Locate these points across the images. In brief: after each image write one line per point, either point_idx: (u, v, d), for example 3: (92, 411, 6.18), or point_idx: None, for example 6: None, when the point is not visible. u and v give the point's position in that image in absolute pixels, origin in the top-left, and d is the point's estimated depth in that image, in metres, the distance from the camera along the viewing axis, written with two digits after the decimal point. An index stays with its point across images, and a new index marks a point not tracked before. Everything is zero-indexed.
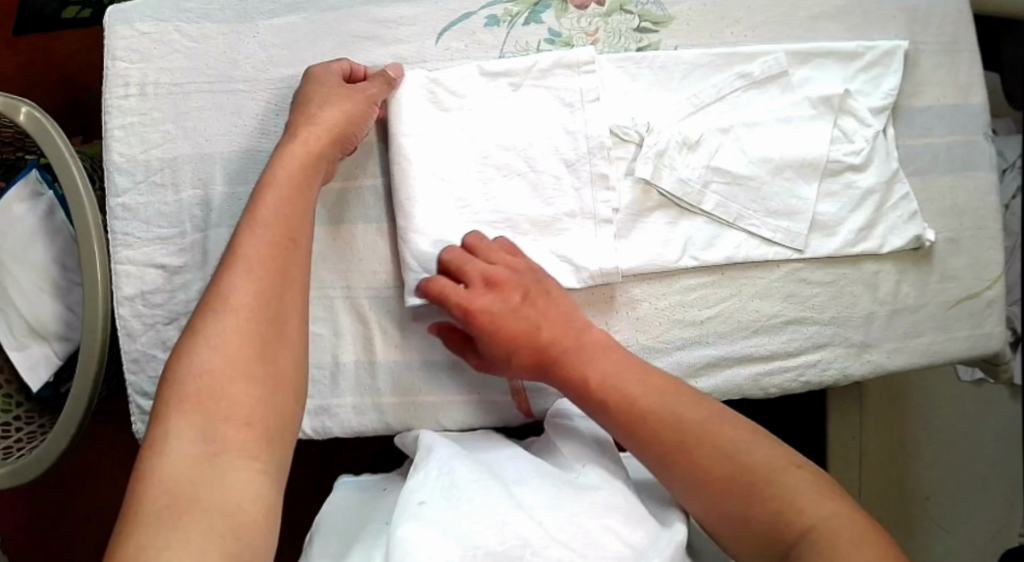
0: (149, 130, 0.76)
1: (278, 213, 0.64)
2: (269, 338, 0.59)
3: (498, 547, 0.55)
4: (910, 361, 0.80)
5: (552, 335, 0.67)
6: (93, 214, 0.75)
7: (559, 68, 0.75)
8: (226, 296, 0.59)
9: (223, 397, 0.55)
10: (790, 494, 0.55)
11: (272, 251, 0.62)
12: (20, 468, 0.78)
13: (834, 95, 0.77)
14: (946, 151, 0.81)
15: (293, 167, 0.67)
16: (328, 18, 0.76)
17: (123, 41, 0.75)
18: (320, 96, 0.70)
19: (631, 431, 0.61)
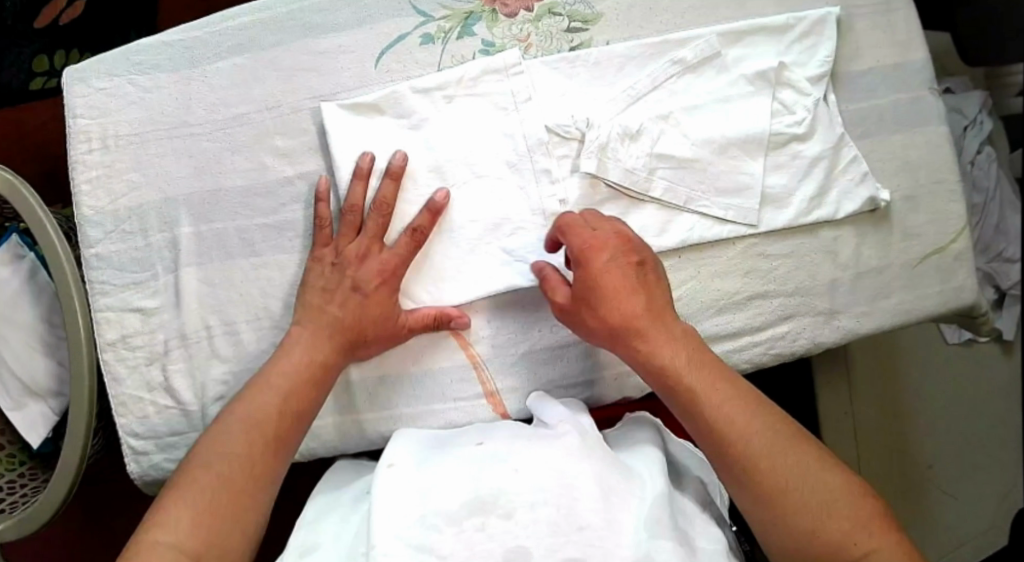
0: (114, 181, 0.79)
1: (293, 370, 0.71)
2: (257, 487, 0.65)
3: (474, 494, 0.62)
4: (881, 323, 0.80)
5: (660, 320, 0.67)
6: (71, 269, 0.79)
7: (488, 75, 0.77)
8: (236, 444, 0.66)
9: (215, 528, 0.61)
10: (822, 488, 0.60)
11: (282, 415, 0.69)
12: (28, 518, 0.82)
13: (769, 69, 0.78)
14: (893, 110, 0.82)
15: (324, 350, 0.73)
16: (271, 55, 0.79)
17: (82, 98, 0.79)
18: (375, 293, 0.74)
19: (727, 429, 0.62)
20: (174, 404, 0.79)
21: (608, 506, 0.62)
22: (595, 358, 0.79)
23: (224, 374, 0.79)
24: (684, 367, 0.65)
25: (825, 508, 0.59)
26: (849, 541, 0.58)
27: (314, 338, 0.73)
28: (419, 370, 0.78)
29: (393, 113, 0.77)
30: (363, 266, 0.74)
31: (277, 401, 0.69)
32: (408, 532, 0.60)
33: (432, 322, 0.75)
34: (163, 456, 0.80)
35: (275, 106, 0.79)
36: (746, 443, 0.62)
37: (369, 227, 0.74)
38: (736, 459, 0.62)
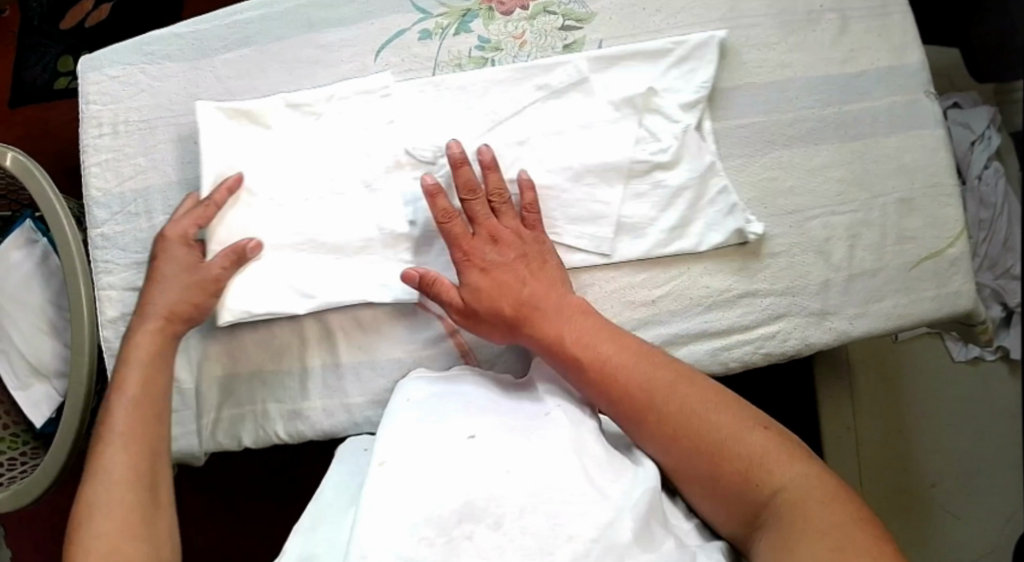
0: (122, 165, 0.82)
1: (152, 353, 0.72)
2: (151, 463, 0.68)
3: (462, 501, 0.60)
4: (875, 326, 0.79)
5: (545, 290, 0.71)
6: (80, 262, 0.83)
7: (473, 82, 0.79)
8: (106, 462, 0.66)
9: (138, 511, 0.64)
10: (722, 428, 0.61)
11: (136, 421, 0.68)
12: (22, 493, 0.84)
13: (636, 95, 0.77)
14: (887, 112, 0.81)
15: (156, 338, 0.73)
16: (276, 48, 0.82)
17: (94, 86, 0.83)
18: (172, 273, 0.74)
19: (608, 390, 0.65)
20: None
21: (605, 512, 0.59)
22: None
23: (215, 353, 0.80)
24: (568, 332, 0.69)
25: (726, 447, 0.61)
26: (752, 479, 0.60)
27: (150, 323, 0.73)
28: (407, 356, 0.79)
29: (375, 110, 0.79)
30: (175, 241, 0.75)
31: (144, 378, 0.71)
32: (402, 546, 0.57)
33: (233, 263, 0.74)
34: None
35: (278, 96, 0.81)
36: (638, 390, 0.64)
37: (194, 214, 0.75)
38: (636, 407, 0.64)
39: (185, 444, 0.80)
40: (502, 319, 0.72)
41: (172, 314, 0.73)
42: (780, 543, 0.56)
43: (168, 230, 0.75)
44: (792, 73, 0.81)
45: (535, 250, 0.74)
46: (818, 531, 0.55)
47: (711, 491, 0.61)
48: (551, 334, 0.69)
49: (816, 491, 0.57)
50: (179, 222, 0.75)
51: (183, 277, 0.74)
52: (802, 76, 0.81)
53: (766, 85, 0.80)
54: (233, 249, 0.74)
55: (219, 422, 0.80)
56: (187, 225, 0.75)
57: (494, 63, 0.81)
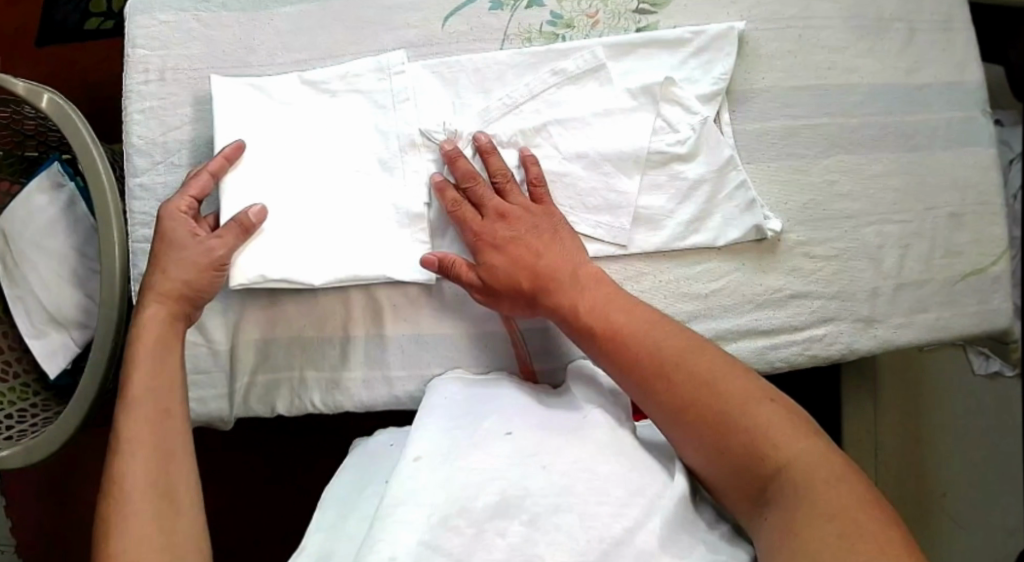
0: (168, 114, 0.79)
1: (157, 348, 0.68)
2: (167, 463, 0.62)
3: (498, 496, 0.59)
4: (918, 337, 0.80)
5: (557, 259, 0.70)
6: (118, 224, 0.79)
7: (541, 60, 0.77)
8: (119, 475, 0.60)
9: (155, 518, 0.59)
10: (735, 400, 0.59)
11: (145, 421, 0.64)
12: (37, 448, 0.80)
13: (654, 84, 0.76)
14: (944, 126, 0.82)
15: (159, 329, 0.69)
16: (339, 7, 0.79)
17: (143, 30, 0.80)
18: (174, 248, 0.71)
19: (615, 355, 0.64)
20: (203, 342, 0.77)
21: (634, 516, 0.59)
22: None
23: (256, 315, 0.77)
24: (581, 298, 0.67)
25: (735, 420, 0.58)
26: (762, 453, 0.57)
27: (157, 306, 0.69)
28: (452, 331, 0.78)
29: (441, 82, 0.78)
30: (174, 218, 0.71)
31: (147, 376, 0.66)
32: (423, 532, 0.56)
33: (241, 234, 0.72)
34: None
35: (338, 57, 0.79)
36: (646, 353, 0.62)
37: (190, 188, 0.72)
38: (644, 376, 0.62)
39: (215, 408, 0.77)
40: (519, 300, 0.71)
41: (179, 295, 0.70)
42: (788, 521, 0.53)
43: (161, 210, 0.72)
44: (856, 80, 0.81)
45: (547, 227, 0.71)
46: (829, 511, 0.52)
47: (718, 467, 0.59)
48: (569, 298, 0.68)
49: (829, 471, 0.54)
50: (175, 198, 0.72)
51: (187, 254, 0.70)
52: (869, 82, 0.81)
53: (833, 89, 0.80)
54: (237, 222, 0.72)
55: (253, 387, 0.78)
56: (187, 199, 0.72)
57: (565, 40, 0.79)
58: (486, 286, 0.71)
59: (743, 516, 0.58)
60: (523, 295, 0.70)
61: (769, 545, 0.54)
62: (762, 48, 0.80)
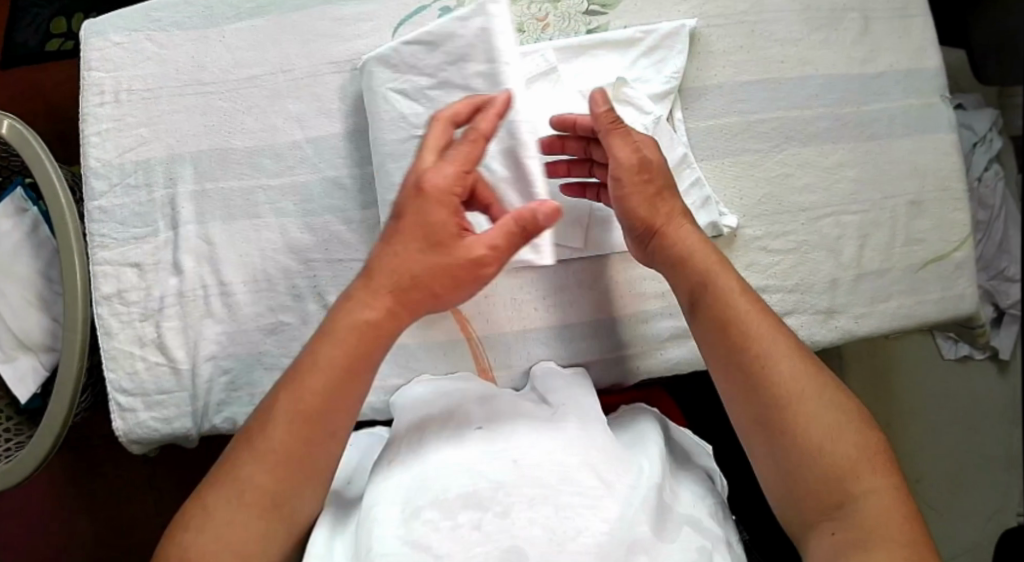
0: (123, 135, 0.79)
1: (341, 369, 0.58)
2: (293, 480, 0.56)
3: (469, 488, 0.59)
4: (879, 326, 0.80)
5: (685, 223, 0.69)
6: (78, 245, 0.80)
7: (505, 68, 0.77)
8: (237, 473, 0.56)
9: (255, 541, 0.54)
10: (828, 418, 0.59)
11: (298, 431, 0.57)
12: (10, 471, 0.81)
13: (606, 85, 0.76)
14: (904, 114, 0.81)
15: (381, 317, 0.59)
16: (290, 19, 0.78)
17: (98, 52, 0.79)
18: (412, 236, 0.60)
19: (728, 329, 0.63)
20: (164, 361, 0.79)
21: (613, 508, 0.58)
22: (583, 343, 0.80)
23: (217, 333, 0.78)
24: (713, 260, 0.67)
25: (823, 437, 0.58)
26: (850, 474, 0.57)
27: (375, 314, 0.59)
28: (412, 341, 0.78)
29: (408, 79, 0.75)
30: (442, 198, 0.60)
31: (333, 376, 0.58)
32: (394, 526, 0.57)
33: (517, 232, 0.60)
34: (150, 415, 0.79)
35: (290, 70, 0.78)
36: (759, 340, 0.62)
37: (459, 156, 0.61)
38: (749, 370, 0.61)
39: (179, 426, 0.78)
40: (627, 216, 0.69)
41: (407, 278, 0.59)
42: (857, 544, 0.54)
43: (428, 181, 0.60)
44: (813, 71, 0.80)
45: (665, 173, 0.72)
46: (899, 543, 0.54)
47: (787, 464, 0.59)
48: (695, 259, 0.67)
49: (901, 509, 0.56)
50: (441, 171, 0.60)
51: (412, 252, 0.60)
52: (824, 75, 0.80)
53: (789, 82, 0.80)
54: (521, 221, 0.60)
55: (218, 405, 0.79)
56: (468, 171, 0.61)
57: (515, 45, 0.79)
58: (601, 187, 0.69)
59: (797, 526, 0.59)
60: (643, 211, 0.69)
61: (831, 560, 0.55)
62: (713, 43, 0.79)
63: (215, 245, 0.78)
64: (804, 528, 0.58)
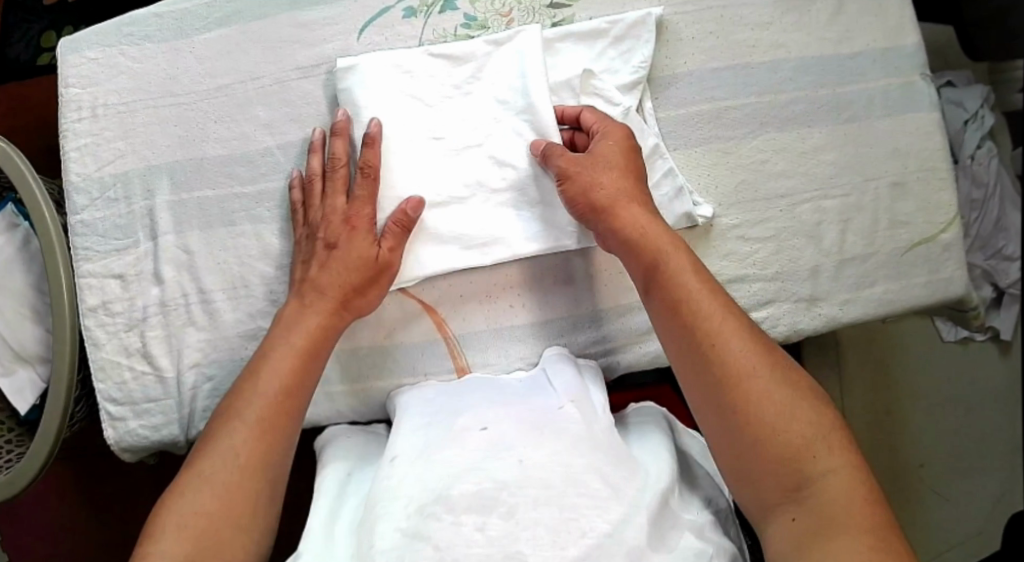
0: (101, 149, 0.80)
1: (293, 360, 0.69)
2: (271, 449, 0.65)
3: (476, 486, 0.60)
4: (864, 313, 0.78)
5: (639, 211, 0.69)
6: (63, 256, 0.79)
7: (484, 72, 0.76)
8: (217, 444, 0.64)
9: (240, 498, 0.62)
10: (778, 401, 0.60)
11: (269, 410, 0.66)
12: (10, 481, 0.84)
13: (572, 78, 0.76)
14: (882, 94, 0.80)
15: (323, 317, 0.71)
16: (258, 27, 0.79)
17: (75, 69, 0.81)
18: (336, 249, 0.72)
19: (680, 320, 0.64)
20: (151, 370, 0.80)
21: (619, 510, 0.60)
22: (562, 338, 0.80)
23: (200, 341, 0.79)
24: (667, 248, 0.67)
25: (778, 422, 0.59)
26: (804, 458, 0.58)
27: (315, 310, 0.71)
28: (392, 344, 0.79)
29: (394, 83, 0.76)
30: (330, 222, 0.73)
31: (291, 367, 0.69)
32: (400, 524, 0.59)
33: (401, 231, 0.73)
34: (139, 423, 0.80)
35: (260, 78, 0.79)
36: (709, 329, 0.63)
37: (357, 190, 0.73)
38: (703, 356, 0.62)
39: (168, 433, 0.80)
40: (585, 199, 0.70)
41: (345, 288, 0.72)
42: (816, 528, 0.56)
43: (348, 214, 0.73)
44: (785, 54, 0.79)
45: (634, 152, 0.72)
46: (857, 527, 0.55)
47: (742, 453, 0.60)
48: (648, 250, 0.67)
49: (861, 491, 0.57)
50: (325, 206, 0.73)
51: (337, 260, 0.72)
52: (796, 57, 0.79)
53: (760, 66, 0.79)
54: (396, 223, 0.73)
55: (203, 412, 0.80)
56: (367, 210, 0.73)
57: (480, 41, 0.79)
58: (558, 178, 0.72)
59: (755, 510, 0.60)
60: (597, 202, 0.70)
61: (788, 545, 0.56)
62: (682, 31, 0.78)
63: (194, 254, 0.79)
64: (762, 513, 0.59)
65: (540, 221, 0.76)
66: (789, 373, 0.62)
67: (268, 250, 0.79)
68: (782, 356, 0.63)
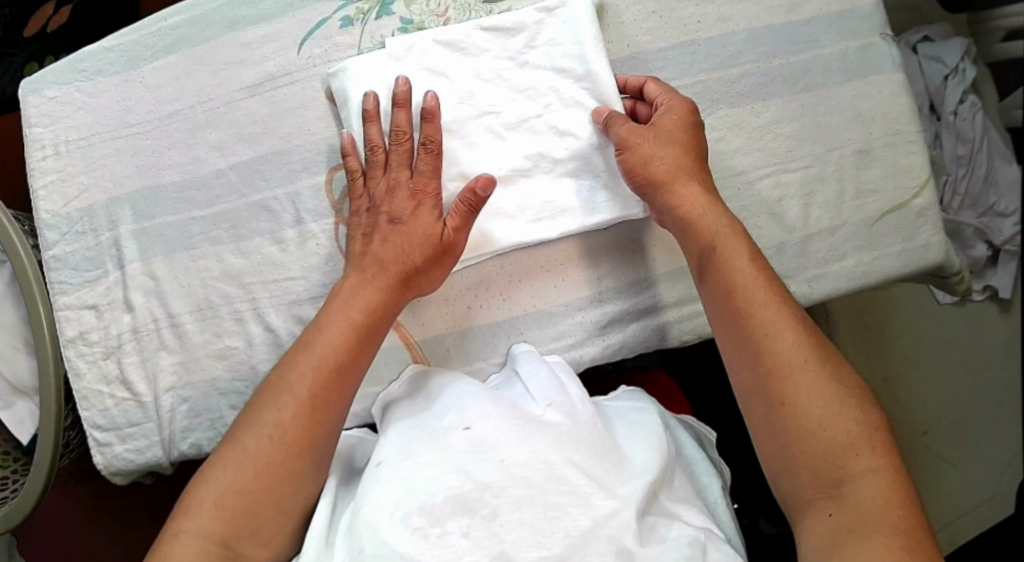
0: (67, 184, 0.81)
1: (349, 337, 0.68)
2: (319, 431, 0.64)
3: (457, 490, 0.56)
4: (836, 288, 0.75)
5: (692, 191, 0.69)
6: (38, 284, 0.80)
7: (538, 41, 0.75)
8: (265, 415, 0.64)
9: (282, 476, 0.62)
10: (825, 398, 0.60)
11: (320, 389, 0.65)
12: (26, 499, 0.84)
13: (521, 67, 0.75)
14: (839, 59, 0.77)
15: (380, 290, 0.70)
16: (201, 51, 0.80)
17: (35, 109, 0.82)
18: (407, 225, 0.71)
19: (732, 304, 0.64)
20: (130, 396, 0.81)
21: (601, 505, 0.56)
22: (529, 335, 0.78)
23: (173, 363, 0.81)
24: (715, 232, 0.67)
25: (822, 419, 0.59)
26: (842, 456, 0.58)
27: (375, 284, 0.70)
28: None
29: (450, 60, 0.75)
30: (398, 197, 0.72)
31: (347, 343, 0.67)
32: (386, 533, 0.55)
33: (469, 210, 0.71)
34: (124, 446, 0.81)
35: (207, 100, 0.80)
36: (761, 315, 0.63)
37: (421, 166, 0.72)
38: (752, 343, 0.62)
39: (152, 455, 0.81)
40: (645, 172, 0.70)
41: (404, 262, 0.71)
42: (850, 526, 0.56)
43: (420, 190, 0.72)
44: (734, 26, 0.77)
45: (697, 126, 0.72)
46: (892, 529, 0.55)
47: (784, 443, 0.60)
48: (693, 235, 0.68)
49: (898, 495, 0.57)
50: (391, 177, 0.72)
51: (404, 236, 0.71)
52: (745, 28, 0.77)
53: (707, 41, 0.76)
54: (467, 200, 0.71)
55: (183, 432, 0.81)
56: (434, 183, 0.72)
57: None
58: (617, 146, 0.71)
59: (791, 501, 0.60)
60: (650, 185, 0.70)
61: (822, 538, 0.57)
62: (622, 13, 0.76)
63: (162, 278, 0.80)
64: (799, 505, 0.60)
65: (607, 191, 0.76)
66: (836, 368, 0.62)
67: (232, 270, 0.80)
68: (830, 351, 0.63)
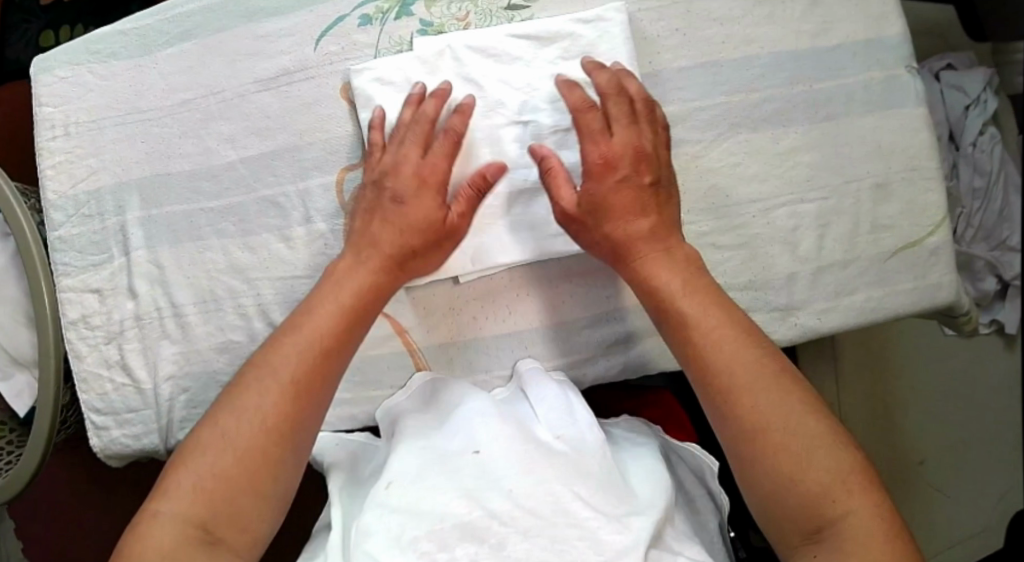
0: (76, 166, 0.80)
1: (331, 322, 0.66)
2: (300, 417, 0.62)
3: (465, 518, 0.57)
4: (844, 322, 0.75)
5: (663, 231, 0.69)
6: (41, 263, 0.80)
7: (573, 53, 0.74)
8: (243, 398, 0.62)
9: (262, 459, 0.60)
10: (800, 444, 0.58)
11: (301, 377, 0.63)
12: (23, 470, 0.84)
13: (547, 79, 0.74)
14: (864, 90, 0.76)
15: (371, 276, 0.69)
16: (217, 40, 0.79)
17: (46, 88, 0.81)
18: (406, 205, 0.70)
19: (693, 359, 0.63)
20: (129, 381, 0.81)
21: (605, 538, 0.56)
22: (532, 348, 0.78)
23: (174, 353, 0.81)
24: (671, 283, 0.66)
25: (795, 470, 0.57)
26: (823, 502, 0.57)
27: (366, 268, 0.69)
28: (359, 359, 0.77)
29: (483, 67, 0.74)
30: (404, 174, 0.70)
31: (331, 329, 0.66)
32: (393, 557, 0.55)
33: (474, 195, 0.71)
34: (122, 431, 0.81)
35: (220, 91, 0.79)
36: (724, 369, 0.61)
37: (436, 150, 0.70)
38: (710, 389, 0.62)
39: (149, 441, 0.81)
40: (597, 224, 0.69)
41: (398, 246, 0.70)
42: None
43: (426, 174, 0.70)
44: (759, 50, 0.75)
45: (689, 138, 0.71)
46: None
47: (763, 497, 0.59)
48: (657, 285, 0.67)
49: (885, 535, 0.55)
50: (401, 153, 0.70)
51: (402, 217, 0.70)
52: (770, 52, 0.75)
53: (731, 63, 0.75)
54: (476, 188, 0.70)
55: (181, 422, 0.81)
56: (445, 167, 0.70)
57: None
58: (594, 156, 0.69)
59: (782, 543, 0.59)
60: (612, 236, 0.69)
61: None
62: (647, 29, 0.75)
63: (167, 267, 0.80)
64: (788, 546, 0.58)
65: None
66: (808, 409, 0.60)
67: (238, 264, 0.79)
68: (803, 390, 0.60)
